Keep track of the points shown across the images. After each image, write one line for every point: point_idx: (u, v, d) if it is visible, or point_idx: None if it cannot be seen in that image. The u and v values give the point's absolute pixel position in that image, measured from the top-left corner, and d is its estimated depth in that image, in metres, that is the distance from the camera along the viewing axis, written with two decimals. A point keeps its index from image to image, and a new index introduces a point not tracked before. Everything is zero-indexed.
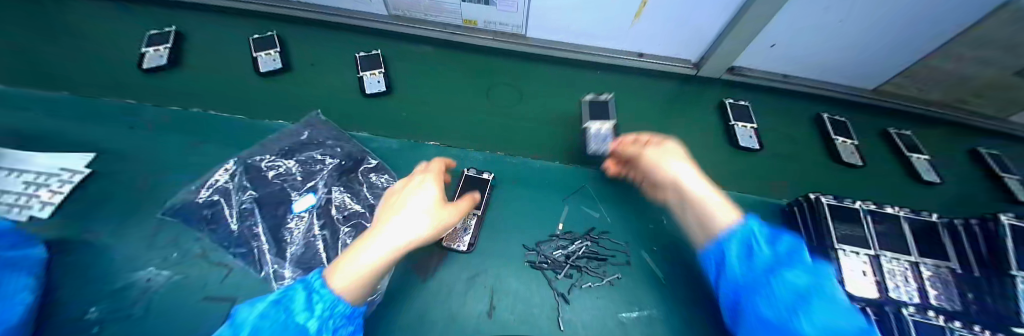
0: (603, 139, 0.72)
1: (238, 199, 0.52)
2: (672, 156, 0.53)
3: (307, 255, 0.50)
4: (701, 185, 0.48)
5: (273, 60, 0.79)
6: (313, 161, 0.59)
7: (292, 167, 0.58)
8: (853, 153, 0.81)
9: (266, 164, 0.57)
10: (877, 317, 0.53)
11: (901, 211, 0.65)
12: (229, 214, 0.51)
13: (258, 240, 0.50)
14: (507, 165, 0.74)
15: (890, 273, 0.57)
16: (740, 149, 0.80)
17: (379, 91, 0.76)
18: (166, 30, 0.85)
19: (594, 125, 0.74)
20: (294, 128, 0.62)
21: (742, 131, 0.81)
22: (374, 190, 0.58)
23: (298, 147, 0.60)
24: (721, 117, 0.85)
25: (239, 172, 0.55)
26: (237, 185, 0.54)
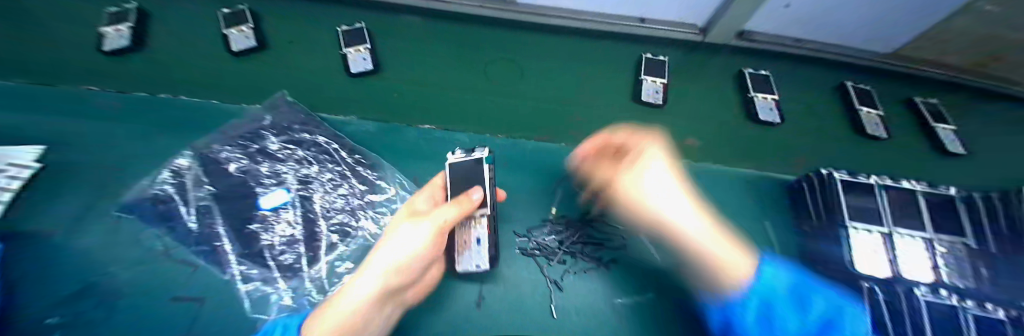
0: (655, 93, 0.75)
1: (194, 196, 0.51)
2: (643, 177, 0.49)
3: (278, 252, 0.48)
4: (681, 212, 0.45)
5: (246, 37, 0.71)
6: (272, 151, 0.60)
7: (248, 159, 0.58)
8: (878, 123, 0.76)
9: (223, 156, 0.57)
10: (886, 297, 0.50)
11: (918, 186, 0.62)
12: (186, 212, 0.49)
13: (222, 242, 0.47)
14: (494, 146, 0.70)
15: (903, 250, 0.55)
16: (760, 123, 0.75)
17: (365, 69, 0.69)
18: (125, 7, 0.76)
19: (649, 77, 0.76)
20: (254, 115, 0.64)
21: (762, 103, 0.76)
22: (333, 179, 0.58)
23: (252, 138, 0.61)
24: (739, 90, 0.79)
25: (196, 165, 0.55)
26: (194, 180, 0.53)
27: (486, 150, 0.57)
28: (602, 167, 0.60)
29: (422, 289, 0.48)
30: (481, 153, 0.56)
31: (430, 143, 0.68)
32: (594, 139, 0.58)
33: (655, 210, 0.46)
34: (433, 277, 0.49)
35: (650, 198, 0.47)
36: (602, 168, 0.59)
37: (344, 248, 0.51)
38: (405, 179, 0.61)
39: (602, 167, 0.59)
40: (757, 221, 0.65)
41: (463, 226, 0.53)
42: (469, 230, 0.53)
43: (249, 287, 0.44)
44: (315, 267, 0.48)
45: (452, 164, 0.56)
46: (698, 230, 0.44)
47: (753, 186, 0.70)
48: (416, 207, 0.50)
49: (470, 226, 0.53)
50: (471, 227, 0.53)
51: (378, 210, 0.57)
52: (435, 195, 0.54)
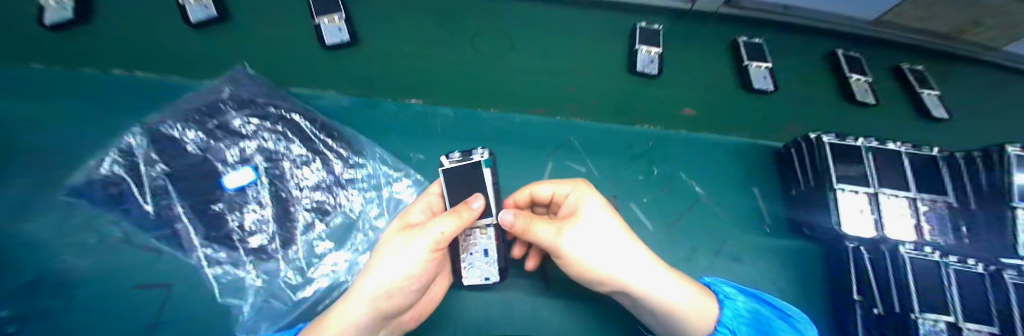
0: (650, 63, 0.66)
1: (146, 174, 0.47)
2: (586, 234, 0.39)
3: (248, 233, 0.48)
4: (636, 267, 0.39)
5: (204, 6, 0.57)
6: (232, 127, 0.56)
7: (204, 135, 0.54)
8: (867, 90, 0.74)
9: (177, 133, 0.53)
10: (870, 256, 0.52)
11: (902, 146, 0.62)
12: (139, 194, 0.46)
13: (182, 224, 0.46)
14: (476, 120, 0.67)
15: (889, 210, 0.55)
16: (752, 92, 0.70)
17: (342, 41, 0.59)
18: None
19: (644, 46, 0.66)
20: (213, 86, 0.59)
21: (757, 72, 0.69)
22: (302, 155, 0.56)
23: (209, 112, 0.56)
24: (732, 58, 0.72)
25: (146, 140, 0.51)
26: (144, 158, 0.49)
27: (486, 151, 0.49)
28: (525, 225, 0.40)
29: (421, 312, 0.45)
30: (482, 154, 0.49)
31: (412, 118, 0.66)
32: (523, 190, 0.50)
33: (606, 273, 0.39)
34: (435, 297, 0.46)
35: (595, 264, 0.39)
36: (527, 224, 0.40)
37: (322, 227, 0.52)
38: (387, 153, 0.61)
39: (527, 223, 0.40)
40: (747, 186, 0.67)
41: (470, 236, 0.50)
42: (477, 240, 0.50)
43: (218, 271, 0.44)
44: (291, 248, 0.49)
45: (448, 169, 0.48)
46: (661, 279, 0.39)
47: (741, 154, 0.70)
48: (410, 220, 0.43)
49: (479, 236, 0.50)
50: (478, 237, 0.50)
51: (355, 186, 0.57)
52: (435, 205, 0.47)
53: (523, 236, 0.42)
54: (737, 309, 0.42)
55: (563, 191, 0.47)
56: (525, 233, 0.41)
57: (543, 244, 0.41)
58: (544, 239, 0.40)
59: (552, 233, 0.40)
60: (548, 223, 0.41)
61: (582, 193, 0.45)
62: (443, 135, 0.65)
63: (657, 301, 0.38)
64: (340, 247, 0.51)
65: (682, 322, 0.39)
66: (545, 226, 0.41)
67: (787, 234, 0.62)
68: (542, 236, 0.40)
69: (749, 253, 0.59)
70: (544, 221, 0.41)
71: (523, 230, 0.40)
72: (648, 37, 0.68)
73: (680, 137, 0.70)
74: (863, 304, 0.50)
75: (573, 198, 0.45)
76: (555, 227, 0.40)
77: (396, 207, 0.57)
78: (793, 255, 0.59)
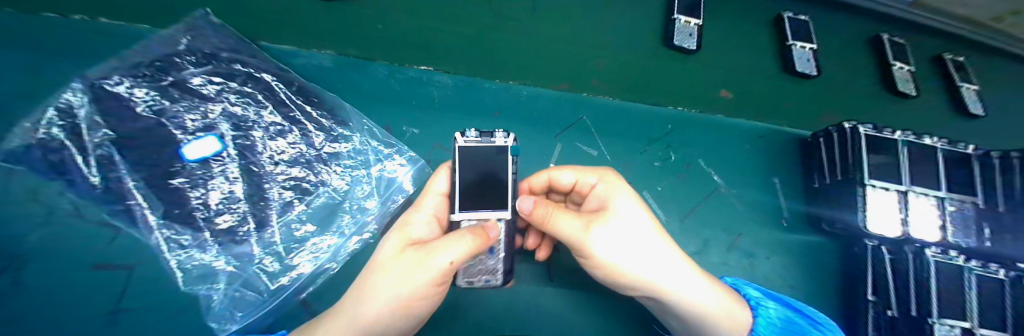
0: (689, 36, 0.57)
1: (88, 140, 0.41)
2: (616, 232, 0.37)
3: (215, 212, 0.44)
4: (664, 268, 0.38)
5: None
6: (192, 86, 0.49)
7: (154, 93, 0.47)
8: (909, 80, 0.68)
9: (120, 89, 0.45)
10: (891, 256, 0.51)
11: (939, 142, 0.57)
12: (82, 164, 0.40)
13: (136, 201, 0.41)
14: (481, 92, 0.61)
15: (918, 209, 0.52)
16: (792, 75, 0.62)
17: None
18: None
19: (684, 16, 0.57)
20: (168, 35, 0.50)
21: (800, 54, 0.62)
22: (274, 125, 0.51)
23: (164, 66, 0.49)
24: (774, 34, 0.64)
25: (86, 95, 0.44)
26: (84, 118, 0.42)
27: (511, 137, 0.43)
28: (547, 212, 0.37)
29: None
30: (504, 139, 0.43)
31: (404, 85, 0.59)
32: (542, 175, 0.46)
33: (632, 273, 0.37)
34: None
35: (621, 263, 0.37)
36: (549, 213, 0.37)
37: (301, 208, 0.48)
38: (376, 126, 0.56)
39: (547, 213, 0.37)
40: (767, 178, 0.66)
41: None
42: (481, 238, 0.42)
43: (182, 256, 0.41)
44: (267, 231, 0.46)
45: (463, 150, 0.42)
46: (688, 281, 0.38)
47: (762, 142, 0.68)
48: (411, 236, 0.38)
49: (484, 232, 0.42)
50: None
51: (341, 163, 0.52)
52: (439, 211, 0.43)
53: (541, 227, 0.39)
54: (770, 316, 0.41)
55: (588, 180, 0.44)
56: (545, 222, 0.38)
57: (564, 238, 0.39)
58: (566, 232, 0.38)
59: (577, 227, 0.37)
60: (573, 216, 0.38)
61: (611, 186, 0.42)
62: (440, 107, 0.59)
63: (685, 304, 0.38)
64: (325, 231, 0.48)
65: (705, 324, 0.39)
66: (569, 218, 0.38)
67: (805, 229, 0.62)
68: (564, 230, 0.38)
69: (761, 248, 0.60)
70: (568, 213, 0.38)
71: (543, 219, 0.38)
72: (688, 5, 0.58)
73: (699, 121, 0.67)
74: (876, 304, 0.51)
75: (600, 190, 0.43)
76: (581, 221, 0.38)
77: (388, 187, 0.53)
78: (804, 251, 0.60)
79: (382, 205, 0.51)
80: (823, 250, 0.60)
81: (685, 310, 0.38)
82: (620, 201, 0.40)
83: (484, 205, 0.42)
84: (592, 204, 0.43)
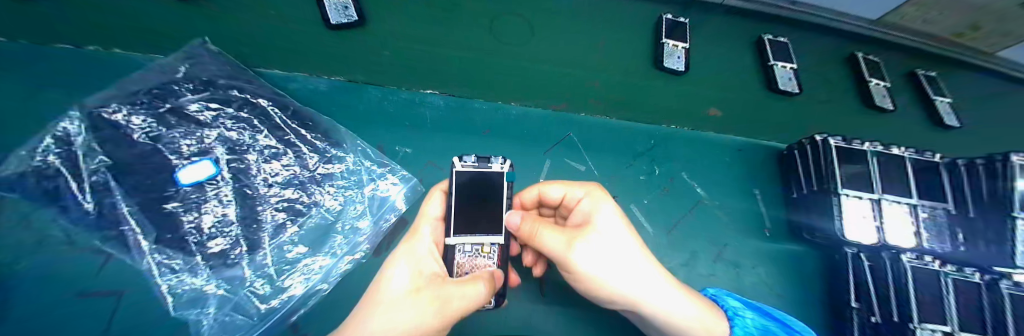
0: (676, 58, 0.62)
1: (84, 167, 0.41)
2: (597, 247, 0.38)
3: (207, 236, 0.44)
4: (644, 280, 0.39)
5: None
6: (188, 112, 0.50)
7: (151, 121, 0.48)
8: (885, 96, 0.72)
9: (118, 116, 0.46)
10: (869, 263, 0.53)
11: (906, 151, 0.61)
12: (74, 190, 0.40)
13: (128, 227, 0.41)
14: (474, 111, 0.64)
15: (891, 216, 0.55)
16: (775, 92, 0.67)
17: (348, 20, 0.52)
18: None
19: (672, 40, 0.62)
20: (169, 63, 0.52)
21: (782, 73, 0.66)
22: (270, 148, 0.52)
23: (162, 94, 0.50)
24: (757, 55, 0.68)
25: (84, 124, 0.45)
26: (82, 146, 0.43)
27: (508, 164, 0.45)
28: (531, 227, 0.39)
29: None
30: (502, 166, 0.45)
31: (397, 106, 0.62)
32: (531, 190, 0.48)
33: (614, 286, 0.38)
34: None
35: (603, 276, 0.38)
36: (534, 228, 0.39)
37: (294, 229, 0.49)
38: (370, 146, 0.57)
39: (533, 227, 0.39)
40: (749, 189, 0.69)
41: (469, 254, 0.44)
42: (472, 262, 0.44)
43: (172, 281, 0.41)
44: (258, 253, 0.46)
45: (459, 175, 0.43)
46: (667, 293, 0.40)
47: (741, 154, 0.72)
48: (423, 268, 0.37)
49: (481, 255, 0.44)
50: (477, 256, 0.44)
51: (334, 183, 0.53)
52: (436, 235, 0.43)
53: (528, 241, 0.41)
54: (747, 326, 0.43)
55: (575, 194, 0.46)
56: (532, 237, 0.40)
57: (549, 252, 0.39)
58: (550, 246, 0.39)
59: (561, 242, 0.38)
60: (558, 231, 0.39)
61: (595, 200, 0.43)
62: (432, 126, 0.61)
63: (669, 319, 0.39)
64: (318, 251, 0.48)
65: (684, 334, 0.40)
66: (555, 233, 0.38)
67: (787, 238, 0.64)
68: (548, 244, 0.39)
69: (748, 258, 0.62)
70: (553, 228, 0.39)
71: (530, 234, 0.40)
72: (675, 29, 0.63)
73: (681, 136, 0.70)
74: (860, 311, 0.52)
75: (585, 204, 0.44)
76: (566, 236, 0.38)
77: (380, 207, 0.53)
78: (790, 260, 0.62)
79: (375, 225, 0.52)
80: (808, 258, 0.62)
81: (668, 324, 0.40)
82: (606, 216, 0.41)
83: (479, 230, 0.44)
84: (577, 218, 0.45)
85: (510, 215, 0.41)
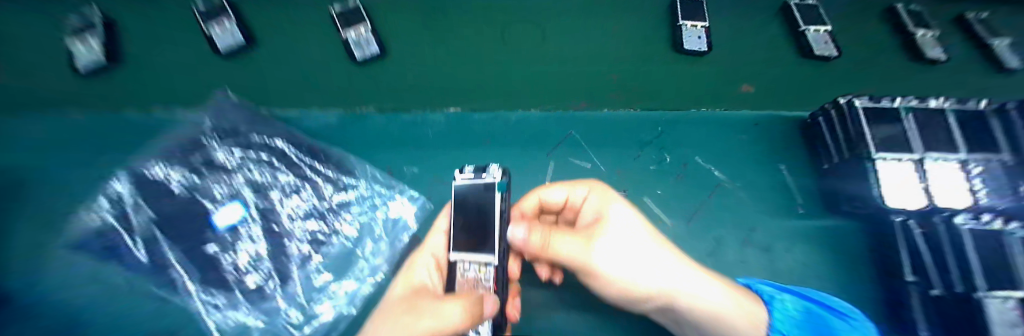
0: (698, 39, 0.64)
1: (133, 222, 0.47)
2: (614, 243, 0.40)
3: (244, 272, 0.48)
4: (668, 272, 0.39)
5: (92, 51, 0.60)
6: (213, 162, 0.55)
7: (186, 175, 0.52)
8: (936, 45, 0.68)
9: (157, 174, 0.52)
10: (920, 230, 0.49)
11: (947, 102, 0.55)
12: (133, 244, 0.46)
13: (178, 272, 0.46)
14: (475, 122, 0.65)
15: (940, 175, 0.50)
16: (813, 59, 0.67)
17: (372, 54, 0.60)
18: (85, 12, 0.62)
19: (689, 22, 0.65)
20: (195, 120, 0.59)
21: (816, 36, 0.67)
22: (285, 184, 0.55)
23: (193, 149, 0.56)
24: (784, 24, 0.69)
25: (129, 183, 0.51)
26: (132, 204, 0.49)
27: (500, 172, 0.42)
28: (544, 238, 0.39)
29: None
30: (494, 175, 0.42)
31: (401, 128, 0.64)
32: (530, 197, 0.47)
33: (639, 282, 0.38)
34: None
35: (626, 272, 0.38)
36: (546, 238, 0.39)
37: (319, 259, 0.52)
38: (378, 171, 0.60)
39: (546, 236, 0.39)
40: (772, 165, 0.65)
41: (468, 272, 0.42)
42: (474, 278, 0.41)
43: (218, 318, 0.44)
44: (290, 284, 0.49)
45: (457, 187, 0.45)
46: (694, 282, 0.40)
47: (759, 129, 0.68)
48: (415, 279, 0.43)
49: (477, 274, 0.41)
50: (475, 273, 0.41)
51: (351, 210, 0.56)
52: (439, 249, 0.46)
53: (542, 254, 0.41)
54: (786, 309, 0.43)
55: (579, 194, 0.47)
56: (545, 249, 0.40)
57: (567, 260, 0.40)
58: (566, 254, 0.39)
59: (575, 246, 0.39)
60: (569, 237, 0.40)
61: (601, 196, 0.45)
62: (434, 143, 0.63)
63: (703, 308, 0.39)
64: (345, 276, 0.51)
65: (720, 322, 0.40)
66: (568, 240, 0.39)
67: (825, 213, 0.60)
68: (565, 251, 0.39)
69: (779, 240, 0.58)
70: (564, 235, 0.41)
71: (543, 246, 0.40)
72: (690, 9, 0.66)
73: (690, 119, 0.68)
74: (918, 285, 0.48)
75: (592, 202, 0.45)
76: (579, 242, 0.40)
77: (394, 227, 0.56)
78: (828, 238, 0.58)
79: (390, 246, 0.54)
80: (849, 234, 0.58)
81: (703, 313, 0.40)
82: (617, 212, 0.42)
83: (473, 247, 0.42)
84: (586, 218, 0.46)
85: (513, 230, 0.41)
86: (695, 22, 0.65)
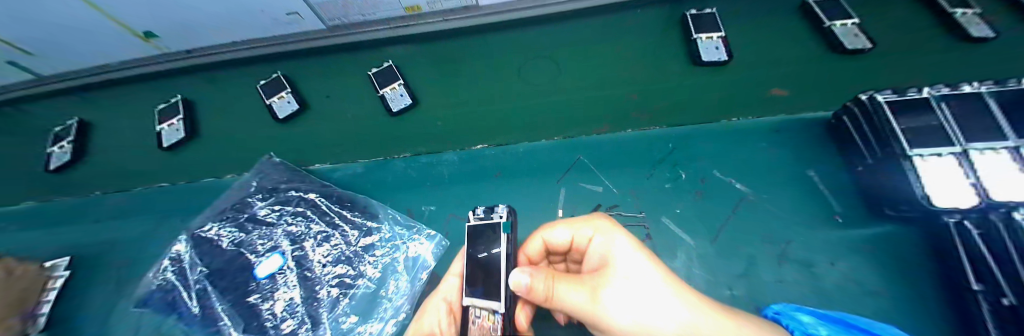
0: (715, 50, 0.67)
1: (190, 279, 0.52)
2: (622, 289, 0.36)
3: (281, 319, 0.51)
4: (690, 320, 0.35)
5: (175, 130, 0.77)
6: (255, 218, 0.60)
7: (232, 233, 0.58)
8: (980, 23, 0.65)
9: (214, 233, 0.57)
10: (979, 231, 0.44)
11: (983, 87, 0.52)
12: (188, 297, 0.51)
13: (224, 322, 0.50)
14: (487, 158, 0.70)
15: (991, 168, 0.45)
16: (845, 53, 0.66)
17: (404, 106, 0.69)
18: (172, 101, 0.81)
19: (704, 34, 0.68)
20: (244, 181, 0.67)
21: (843, 30, 0.67)
22: (316, 234, 0.60)
23: (240, 206, 0.62)
24: (809, 23, 0.70)
25: (187, 243, 0.56)
26: (190, 261, 0.54)
27: (507, 211, 0.49)
28: (547, 286, 0.36)
29: None
30: (502, 214, 0.49)
31: (419, 171, 0.70)
32: (535, 238, 0.47)
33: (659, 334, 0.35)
34: None
35: (640, 323, 0.35)
36: (551, 287, 0.36)
37: (347, 301, 0.55)
38: (399, 213, 0.65)
39: (549, 286, 0.36)
40: (800, 171, 0.62)
41: (478, 320, 0.42)
42: (485, 326, 0.41)
43: None
44: (320, 329, 0.52)
45: (472, 228, 0.50)
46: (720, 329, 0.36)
47: (778, 135, 0.66)
48: (423, 327, 0.47)
49: (487, 322, 0.41)
50: (486, 319, 0.41)
51: (375, 253, 0.59)
52: (454, 295, 0.48)
53: (546, 303, 0.37)
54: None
55: (584, 234, 0.45)
56: (549, 298, 0.36)
57: (574, 311, 0.36)
58: (573, 305, 0.36)
59: (582, 297, 0.36)
60: (575, 286, 0.36)
61: (606, 236, 0.42)
62: (450, 180, 0.68)
63: None
64: (370, 317, 0.54)
65: None
66: (574, 290, 0.36)
67: (869, 219, 0.55)
68: (570, 300, 0.36)
69: (821, 254, 0.54)
70: (569, 283, 0.36)
71: (547, 296, 0.36)
72: (701, 23, 0.70)
73: (701, 133, 0.68)
74: (986, 294, 0.42)
75: (598, 242, 0.43)
76: (587, 292, 0.36)
77: (413, 266, 0.58)
78: (876, 245, 0.53)
79: (411, 284, 0.56)
80: (901, 240, 0.53)
81: None
82: (627, 253, 0.40)
83: (481, 290, 0.43)
84: (593, 261, 0.43)
85: (512, 280, 0.37)
86: (710, 33, 0.68)
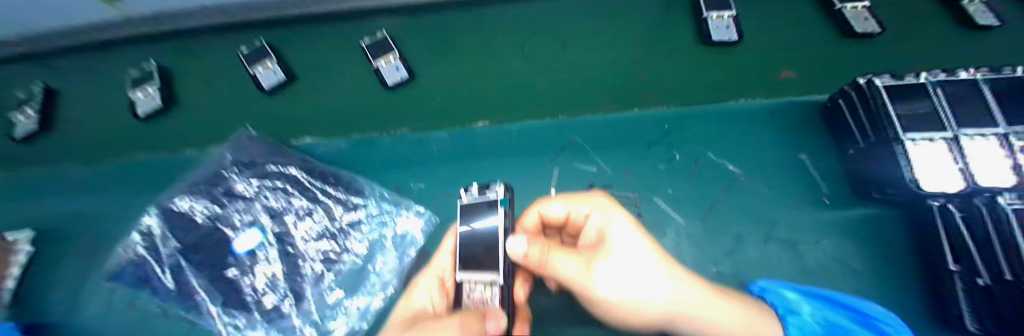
0: (726, 29, 0.55)
1: (163, 252, 0.51)
2: (615, 262, 0.36)
3: (262, 293, 0.50)
4: (679, 294, 0.36)
5: (151, 99, 0.67)
6: (234, 192, 0.59)
7: (205, 207, 0.56)
8: (986, 11, 0.61)
9: (187, 207, 0.56)
10: (962, 214, 0.45)
11: (978, 72, 0.51)
12: (160, 272, 0.50)
13: (201, 295, 0.49)
14: (480, 137, 0.69)
15: (978, 153, 0.45)
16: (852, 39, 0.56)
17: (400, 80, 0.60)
18: (145, 64, 0.66)
19: (715, 11, 0.54)
20: (218, 155, 0.64)
21: (853, 13, 0.55)
22: (298, 209, 0.58)
23: (215, 180, 0.60)
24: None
25: (160, 217, 0.55)
26: (161, 235, 0.52)
27: (502, 190, 0.47)
28: (542, 253, 0.36)
29: None
30: (497, 193, 0.47)
31: (409, 148, 0.70)
32: (532, 212, 0.47)
33: (647, 304, 0.35)
34: None
35: (630, 294, 0.35)
36: (545, 255, 0.36)
37: (332, 276, 0.53)
38: (386, 190, 0.64)
39: (543, 253, 0.36)
40: (791, 154, 0.63)
41: (474, 293, 0.41)
42: (482, 299, 0.40)
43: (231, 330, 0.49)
44: (304, 303, 0.51)
45: (464, 206, 0.49)
46: (706, 305, 0.36)
47: (770, 118, 0.67)
48: (416, 302, 0.45)
49: (484, 295, 0.40)
50: (480, 291, 0.41)
51: (361, 228, 0.58)
52: (447, 269, 0.48)
53: (538, 270, 0.38)
54: (803, 325, 0.43)
55: (582, 210, 0.44)
56: (543, 265, 0.36)
57: (566, 280, 0.36)
58: (565, 273, 0.36)
59: (576, 265, 0.35)
60: (569, 255, 0.36)
61: (604, 212, 0.42)
62: (440, 158, 0.68)
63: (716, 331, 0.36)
64: (356, 292, 0.53)
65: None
66: (568, 259, 0.36)
67: (855, 202, 0.56)
68: (562, 269, 0.36)
69: (808, 234, 0.55)
70: (563, 252, 0.36)
71: (541, 263, 0.36)
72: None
73: (693, 115, 0.68)
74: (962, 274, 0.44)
75: (594, 218, 0.42)
76: (581, 262, 0.36)
77: (402, 241, 0.57)
78: (859, 226, 0.55)
79: (399, 260, 0.56)
80: (885, 222, 0.54)
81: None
82: (622, 229, 0.39)
83: (471, 266, 0.42)
84: (589, 236, 0.43)
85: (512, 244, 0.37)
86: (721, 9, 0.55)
